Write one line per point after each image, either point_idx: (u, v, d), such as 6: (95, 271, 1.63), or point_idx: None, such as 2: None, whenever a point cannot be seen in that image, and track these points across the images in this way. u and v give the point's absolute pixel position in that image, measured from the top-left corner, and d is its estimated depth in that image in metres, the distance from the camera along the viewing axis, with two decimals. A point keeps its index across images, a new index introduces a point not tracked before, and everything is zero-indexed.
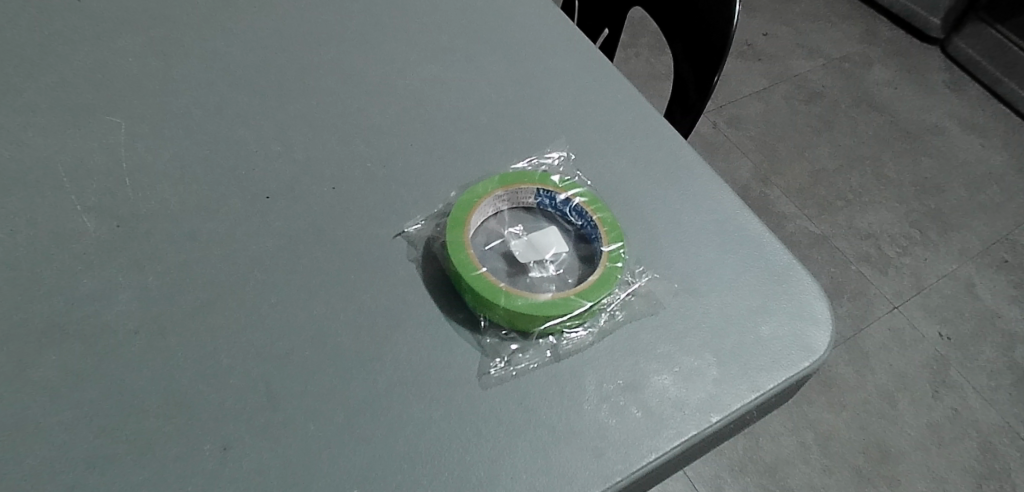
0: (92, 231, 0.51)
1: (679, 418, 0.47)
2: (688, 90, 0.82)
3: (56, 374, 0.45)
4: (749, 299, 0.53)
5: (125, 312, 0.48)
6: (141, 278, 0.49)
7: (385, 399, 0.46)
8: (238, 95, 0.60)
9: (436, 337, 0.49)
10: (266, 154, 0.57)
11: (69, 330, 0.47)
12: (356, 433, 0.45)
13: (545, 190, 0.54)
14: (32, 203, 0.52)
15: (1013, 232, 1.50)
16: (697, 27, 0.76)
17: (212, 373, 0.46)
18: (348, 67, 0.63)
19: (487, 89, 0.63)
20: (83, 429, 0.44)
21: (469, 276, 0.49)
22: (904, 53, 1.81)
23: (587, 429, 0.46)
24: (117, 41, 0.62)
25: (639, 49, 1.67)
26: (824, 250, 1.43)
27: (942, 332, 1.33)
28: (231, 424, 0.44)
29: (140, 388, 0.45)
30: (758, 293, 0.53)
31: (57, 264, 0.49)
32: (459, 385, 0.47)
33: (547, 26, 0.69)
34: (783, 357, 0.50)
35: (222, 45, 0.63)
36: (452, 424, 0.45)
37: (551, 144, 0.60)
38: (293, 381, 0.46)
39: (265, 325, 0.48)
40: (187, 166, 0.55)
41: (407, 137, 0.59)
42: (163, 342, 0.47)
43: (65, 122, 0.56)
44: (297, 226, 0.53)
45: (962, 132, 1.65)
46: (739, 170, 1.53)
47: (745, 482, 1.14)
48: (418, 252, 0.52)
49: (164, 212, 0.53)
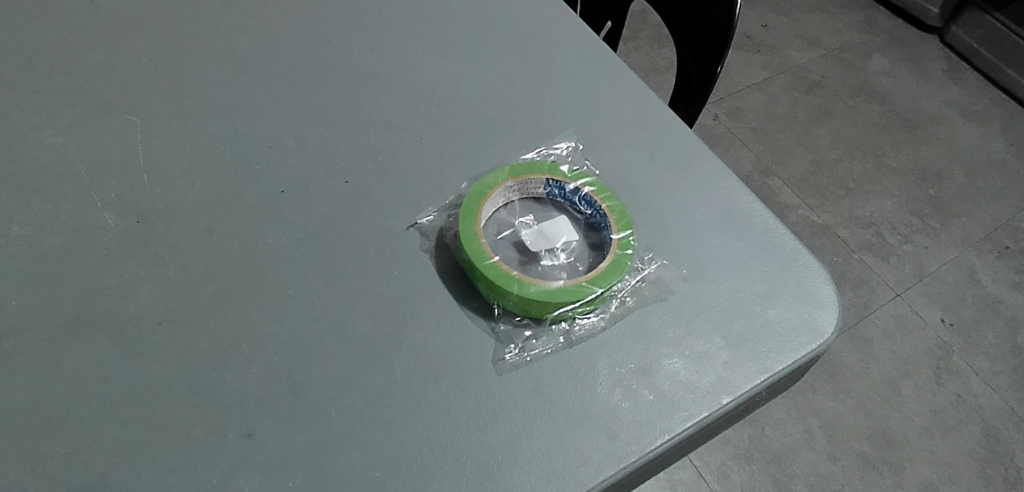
0: (113, 226, 0.52)
1: (691, 400, 0.48)
2: (692, 81, 0.82)
3: (83, 366, 0.46)
4: (756, 284, 0.54)
5: (147, 307, 0.49)
6: (162, 271, 0.51)
7: (403, 385, 0.47)
8: (250, 93, 0.61)
9: (451, 325, 0.50)
10: (280, 149, 0.58)
11: (93, 323, 0.48)
12: (376, 420, 0.46)
13: (554, 180, 0.55)
14: (53, 200, 0.53)
15: (1013, 218, 1.51)
16: (699, 18, 0.77)
17: (234, 363, 0.47)
18: (358, 62, 0.64)
19: (494, 82, 0.64)
20: (110, 418, 0.45)
21: (482, 265, 0.50)
22: (903, 41, 1.81)
23: (600, 412, 0.47)
24: (130, 41, 0.63)
25: (639, 43, 1.68)
26: (826, 239, 1.44)
27: (945, 318, 1.34)
28: (255, 412, 0.46)
29: (165, 378, 0.46)
30: (765, 278, 0.54)
31: (80, 260, 0.50)
32: (475, 371, 0.48)
33: (551, 19, 0.70)
34: (790, 339, 0.51)
35: (233, 43, 0.64)
36: (470, 409, 0.46)
37: (559, 135, 0.61)
38: (314, 369, 0.48)
39: (284, 316, 0.49)
40: (203, 163, 0.56)
41: (417, 131, 0.60)
42: (186, 333, 0.48)
43: (83, 120, 0.57)
44: (312, 219, 0.54)
45: (962, 120, 1.66)
46: (740, 161, 1.54)
47: (751, 469, 1.16)
48: (430, 242, 0.53)
49: (182, 207, 0.54)
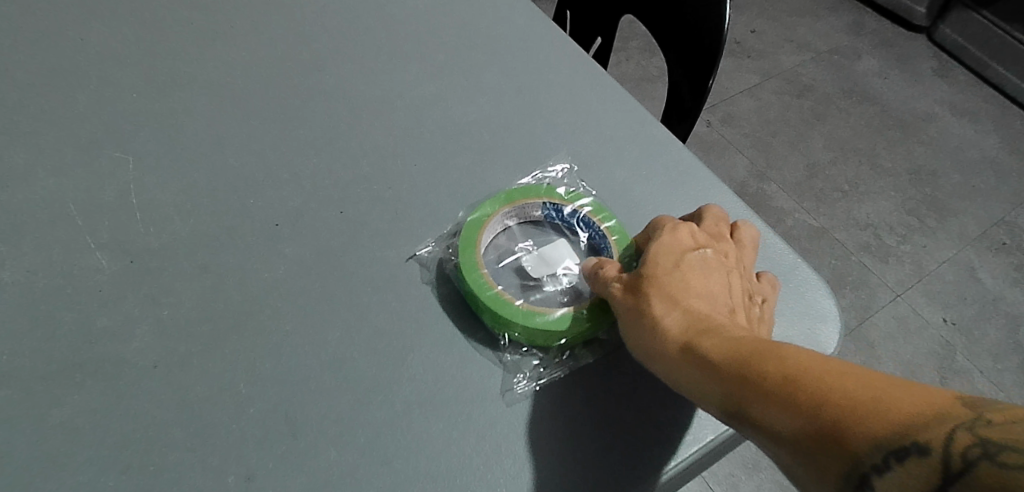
0: (105, 267, 0.52)
1: (696, 423, 0.48)
2: (684, 96, 0.82)
3: (77, 413, 0.46)
4: (641, 266, 0.50)
5: (142, 349, 0.48)
6: (156, 310, 0.50)
7: (405, 419, 0.47)
8: (241, 127, 0.60)
9: (450, 354, 0.49)
10: (273, 182, 0.57)
11: (86, 368, 0.47)
12: (378, 455, 0.45)
13: (552, 203, 0.55)
14: (46, 242, 0.52)
15: (1008, 215, 1.50)
16: (687, 34, 0.77)
17: (232, 403, 0.47)
18: (349, 90, 0.64)
19: (487, 105, 0.64)
20: (103, 466, 0.44)
21: (485, 296, 0.49)
22: (892, 40, 1.82)
23: (609, 440, 0.47)
24: (121, 78, 0.62)
25: (630, 53, 1.68)
26: (825, 242, 1.44)
27: (946, 317, 1.34)
28: (253, 453, 0.45)
29: (160, 420, 0.46)
30: (667, 255, 0.50)
31: (72, 303, 0.50)
32: (477, 400, 0.47)
33: (541, 38, 0.69)
34: (641, 319, 0.48)
35: (222, 76, 0.63)
36: (472, 442, 0.46)
37: (554, 157, 0.60)
38: (313, 406, 0.47)
39: (281, 352, 0.49)
40: (195, 197, 0.56)
41: (410, 158, 0.60)
42: (182, 373, 0.48)
43: (72, 160, 0.57)
44: (308, 252, 0.54)
45: (953, 118, 1.66)
46: (734, 167, 1.55)
47: (759, 479, 1.13)
48: (430, 274, 0.53)
49: (176, 244, 0.53)
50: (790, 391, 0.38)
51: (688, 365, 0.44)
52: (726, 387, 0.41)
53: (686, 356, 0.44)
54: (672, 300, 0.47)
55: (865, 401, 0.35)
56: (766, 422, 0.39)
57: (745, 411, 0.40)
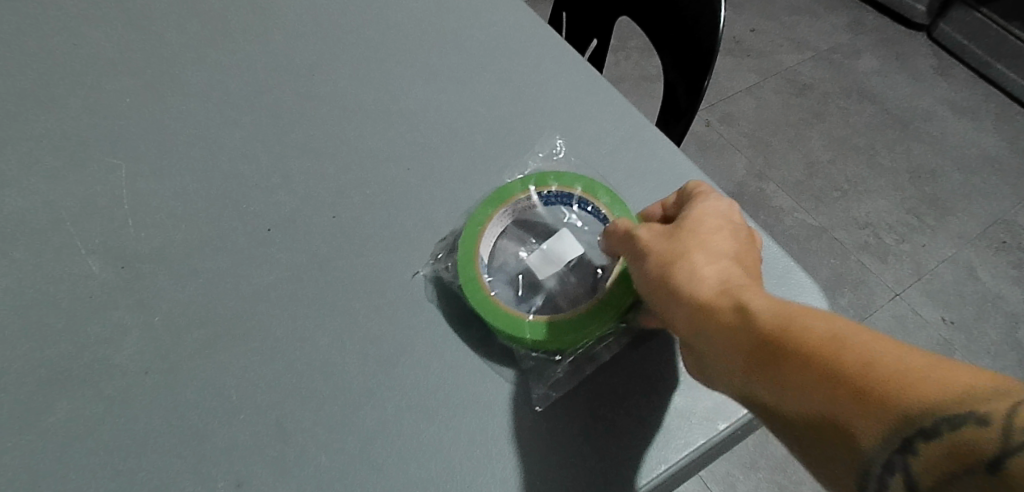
0: (97, 274, 0.52)
1: (687, 427, 0.48)
2: (680, 97, 0.82)
3: (71, 420, 0.46)
4: (684, 221, 0.48)
5: (133, 356, 0.48)
6: (147, 317, 0.50)
7: (396, 425, 0.47)
8: (234, 132, 0.60)
9: (441, 360, 0.49)
10: (265, 187, 0.57)
11: (78, 376, 0.48)
12: (370, 461, 0.46)
13: (546, 193, 0.54)
14: (39, 249, 0.53)
15: (1008, 213, 1.50)
16: (683, 35, 0.77)
17: (223, 410, 0.47)
18: (342, 94, 0.64)
19: (480, 108, 0.64)
20: (99, 473, 0.45)
21: (490, 314, 0.49)
22: (893, 37, 1.81)
23: (603, 447, 0.47)
24: (114, 83, 0.62)
25: (629, 52, 1.68)
26: (823, 242, 1.44)
27: (944, 316, 1.35)
28: (243, 460, 0.45)
29: (152, 428, 0.46)
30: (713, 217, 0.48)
31: (65, 309, 0.50)
32: (468, 406, 0.47)
33: (536, 39, 0.69)
34: (678, 266, 0.45)
35: (216, 81, 0.63)
36: (462, 449, 0.46)
37: (546, 161, 0.60)
38: (304, 412, 0.47)
39: (272, 358, 0.49)
40: (187, 202, 0.56)
41: (403, 162, 0.60)
42: (173, 380, 0.48)
43: (66, 166, 0.57)
44: (300, 257, 0.54)
45: (954, 116, 1.65)
46: (733, 168, 1.55)
47: (757, 479, 1.13)
48: (432, 288, 0.52)
49: (167, 250, 0.53)
50: (839, 350, 0.36)
51: (722, 315, 0.42)
52: (763, 340, 0.40)
53: (722, 307, 0.42)
54: (712, 257, 0.45)
55: (919, 371, 0.34)
56: (800, 378, 0.37)
57: (778, 365, 0.38)
